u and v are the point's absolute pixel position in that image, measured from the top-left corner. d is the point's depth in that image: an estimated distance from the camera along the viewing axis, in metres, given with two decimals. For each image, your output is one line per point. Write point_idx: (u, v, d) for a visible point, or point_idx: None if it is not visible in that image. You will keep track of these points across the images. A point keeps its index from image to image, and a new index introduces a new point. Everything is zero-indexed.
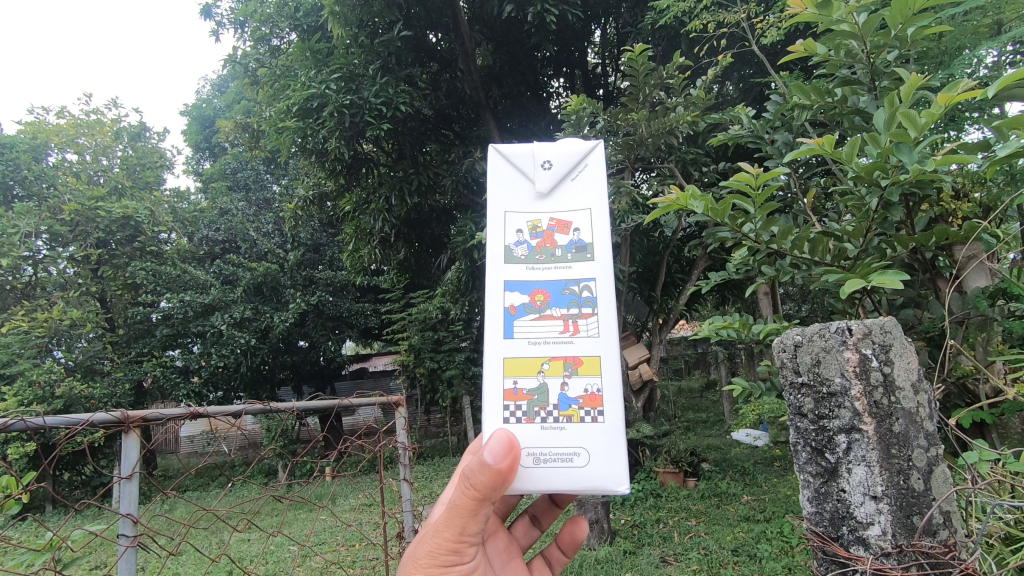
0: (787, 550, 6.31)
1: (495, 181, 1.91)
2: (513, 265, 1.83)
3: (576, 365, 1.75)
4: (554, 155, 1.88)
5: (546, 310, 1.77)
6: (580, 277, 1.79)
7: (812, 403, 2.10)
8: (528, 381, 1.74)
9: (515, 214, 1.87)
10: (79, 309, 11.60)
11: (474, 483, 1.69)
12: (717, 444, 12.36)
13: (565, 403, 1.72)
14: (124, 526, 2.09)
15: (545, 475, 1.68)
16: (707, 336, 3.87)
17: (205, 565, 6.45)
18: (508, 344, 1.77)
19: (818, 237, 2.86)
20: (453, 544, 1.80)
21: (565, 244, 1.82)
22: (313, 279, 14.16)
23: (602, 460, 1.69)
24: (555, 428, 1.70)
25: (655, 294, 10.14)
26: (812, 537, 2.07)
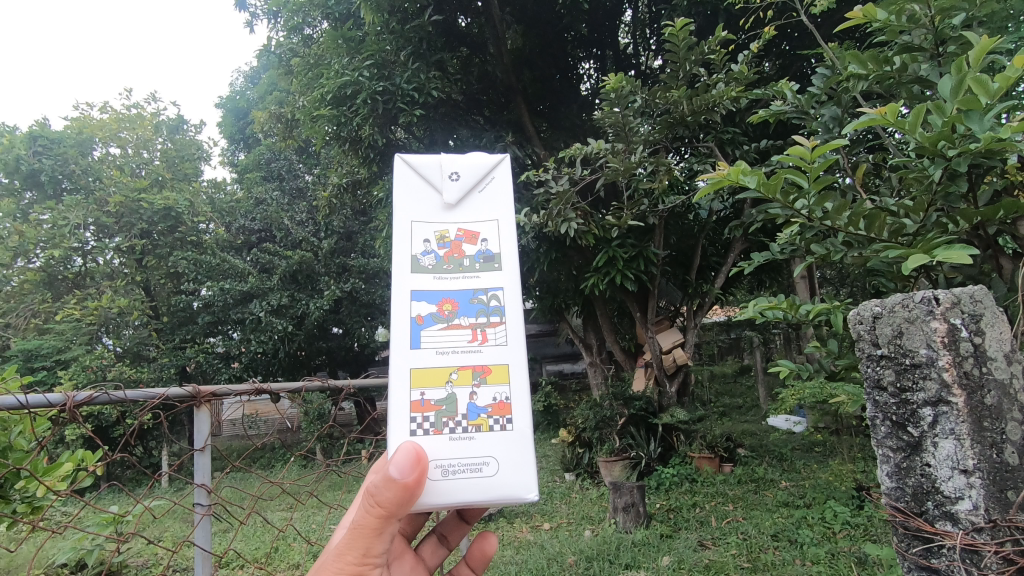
0: (830, 536, 6.22)
1: (402, 190, 1.89)
2: (421, 275, 1.81)
3: (485, 373, 1.76)
4: (463, 167, 1.92)
5: (454, 321, 1.78)
6: (488, 287, 1.83)
7: (894, 375, 2.06)
8: (436, 392, 1.72)
9: (422, 224, 1.86)
10: (126, 298, 12.10)
11: (376, 501, 1.63)
12: (753, 430, 12.13)
13: (474, 413, 1.72)
14: (199, 496, 2.18)
15: (454, 488, 1.65)
16: (751, 318, 3.79)
17: (253, 541, 6.68)
18: (415, 355, 1.74)
19: (875, 213, 2.75)
20: (356, 567, 1.71)
21: (472, 254, 1.85)
22: (346, 267, 14.34)
23: (511, 468, 1.70)
24: (464, 438, 1.69)
25: (690, 278, 9.98)
26: (892, 512, 2.08)
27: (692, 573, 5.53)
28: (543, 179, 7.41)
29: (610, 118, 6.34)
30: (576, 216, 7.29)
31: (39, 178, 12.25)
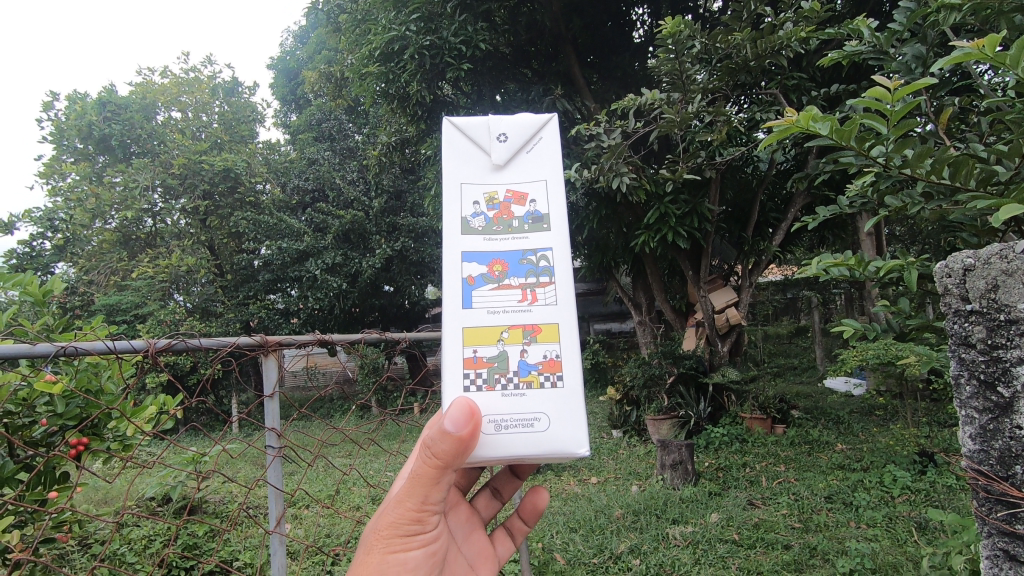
0: (887, 500, 6.07)
1: (451, 152, 1.91)
2: (471, 237, 1.83)
3: (535, 332, 1.76)
4: (510, 128, 1.91)
5: (504, 281, 1.79)
6: (537, 248, 1.82)
7: (985, 332, 2.06)
8: (488, 349, 1.73)
9: (471, 186, 1.88)
10: (192, 256, 12.80)
11: (433, 452, 1.63)
12: (808, 392, 11.82)
13: (525, 370, 1.73)
14: (269, 438, 2.31)
15: (508, 441, 1.66)
16: (814, 275, 3.59)
17: (315, 482, 7.13)
18: (466, 314, 1.76)
19: (962, 159, 2.51)
20: (415, 514, 1.73)
21: (522, 215, 1.85)
22: (396, 226, 14.47)
23: (563, 423, 1.69)
24: (516, 394, 1.70)
25: (746, 234, 9.59)
26: (974, 474, 2.12)
27: (741, 531, 5.52)
28: (594, 133, 7.19)
29: (666, 66, 6.03)
30: (628, 171, 7.07)
31: (110, 142, 12.82)
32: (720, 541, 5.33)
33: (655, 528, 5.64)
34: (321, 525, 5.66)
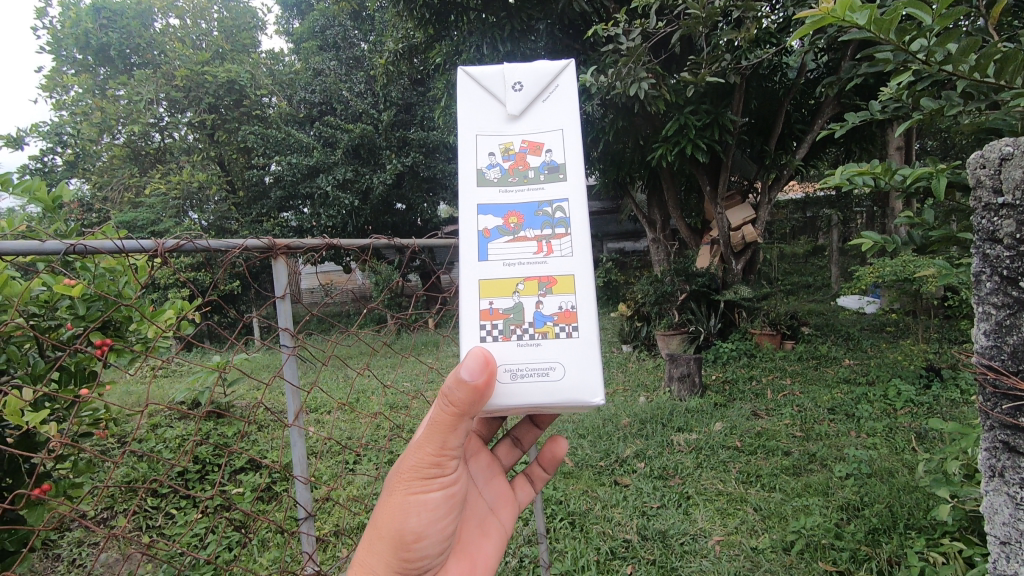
0: (889, 411, 6.24)
1: (467, 104, 1.97)
2: (487, 188, 1.90)
3: (551, 284, 1.83)
4: (525, 76, 1.94)
5: (519, 233, 1.86)
6: (552, 200, 1.88)
7: (1013, 226, 2.00)
8: (504, 301, 1.81)
9: (487, 137, 1.93)
10: (203, 172, 12.71)
11: (450, 401, 1.66)
12: (820, 310, 11.84)
13: (540, 321, 1.79)
14: (284, 338, 2.37)
15: (522, 390, 1.73)
16: (837, 185, 3.46)
17: (335, 389, 7.45)
18: (483, 266, 1.84)
19: (1011, 54, 2.33)
20: (434, 459, 1.74)
21: (537, 166, 1.91)
22: (407, 140, 14.10)
23: (578, 373, 1.76)
24: (531, 344, 1.76)
25: (768, 147, 9.23)
26: (984, 369, 2.14)
27: (743, 439, 5.74)
28: (612, 35, 6.75)
29: None
30: (648, 77, 6.70)
31: (108, 52, 12.37)
32: (723, 448, 5.55)
33: (661, 435, 5.89)
34: (343, 428, 5.99)
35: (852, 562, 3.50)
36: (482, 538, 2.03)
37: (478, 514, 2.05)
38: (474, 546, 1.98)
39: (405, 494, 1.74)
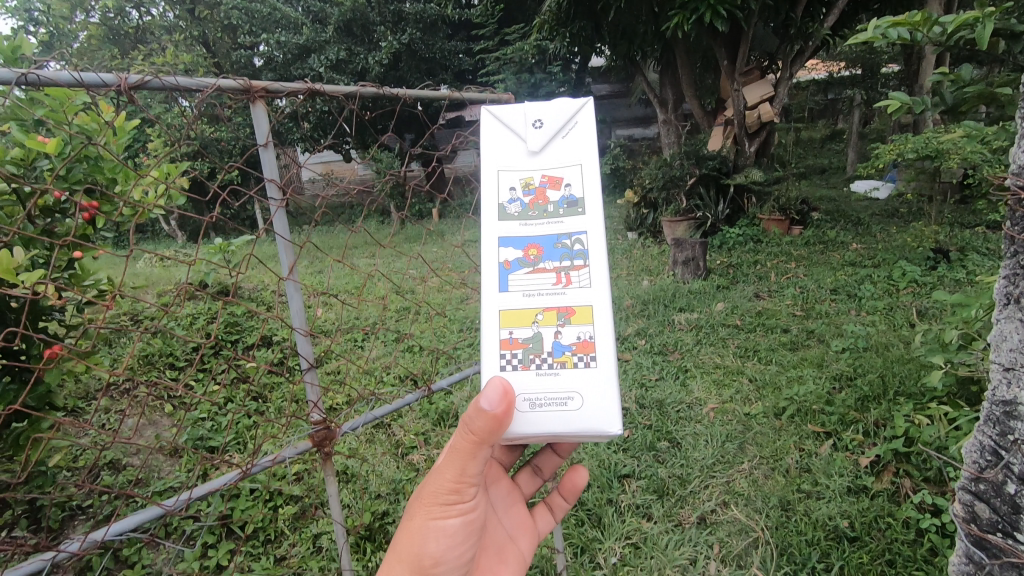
0: (891, 292, 6.25)
1: (489, 142, 1.88)
2: (507, 222, 1.82)
3: (569, 314, 1.74)
4: (546, 112, 1.86)
5: (539, 265, 1.78)
6: (571, 231, 1.79)
7: None
8: (523, 331, 1.74)
9: (508, 172, 1.86)
10: (188, 54, 11.96)
11: (472, 428, 1.56)
12: (832, 195, 11.52)
13: (559, 350, 1.71)
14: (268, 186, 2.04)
15: (540, 418, 1.66)
16: (867, 42, 3.13)
17: (341, 275, 7.50)
18: (503, 297, 1.77)
19: None
20: (453, 486, 1.62)
21: (556, 200, 1.82)
22: (402, 15, 13.05)
23: (597, 405, 1.67)
24: (550, 374, 1.69)
25: (794, 15, 8.48)
26: None
27: (744, 318, 5.83)
28: None
29: None
30: None
31: None
32: (723, 326, 5.66)
33: (662, 315, 5.97)
34: (351, 310, 6.10)
35: (839, 423, 3.66)
36: (500, 566, 1.92)
37: (497, 542, 1.94)
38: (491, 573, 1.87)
39: (425, 519, 1.63)
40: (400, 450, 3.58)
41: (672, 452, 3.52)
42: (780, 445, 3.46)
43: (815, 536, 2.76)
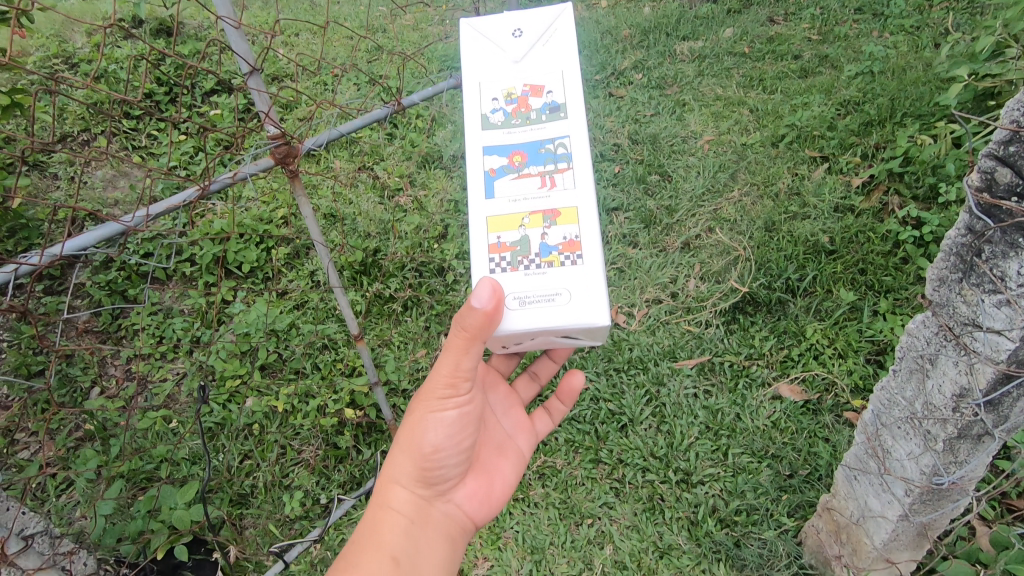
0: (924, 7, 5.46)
1: (469, 58, 1.58)
2: (488, 131, 1.52)
3: (555, 215, 1.45)
4: (526, 19, 1.57)
5: (524, 171, 1.48)
6: (554, 135, 1.49)
7: None
8: (509, 234, 1.45)
9: (487, 81, 1.55)
10: None
11: (467, 325, 1.30)
12: None
13: (546, 251, 1.43)
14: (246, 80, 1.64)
15: (528, 320, 1.39)
16: None
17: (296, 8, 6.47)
18: (490, 204, 1.47)
19: None
20: (448, 381, 1.40)
21: (539, 106, 1.52)
22: None
23: (589, 301, 1.40)
24: (536, 274, 1.41)
25: None
26: None
27: (754, 43, 5.20)
28: None
29: None
30: None
31: None
32: (729, 53, 5.08)
33: (663, 42, 5.31)
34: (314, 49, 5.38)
35: (839, 149, 3.51)
36: (499, 464, 1.69)
37: (494, 440, 1.71)
38: (491, 471, 1.65)
39: (427, 406, 1.44)
40: (385, 191, 3.47)
41: (663, 185, 3.40)
42: (772, 171, 3.35)
43: (795, 251, 2.79)
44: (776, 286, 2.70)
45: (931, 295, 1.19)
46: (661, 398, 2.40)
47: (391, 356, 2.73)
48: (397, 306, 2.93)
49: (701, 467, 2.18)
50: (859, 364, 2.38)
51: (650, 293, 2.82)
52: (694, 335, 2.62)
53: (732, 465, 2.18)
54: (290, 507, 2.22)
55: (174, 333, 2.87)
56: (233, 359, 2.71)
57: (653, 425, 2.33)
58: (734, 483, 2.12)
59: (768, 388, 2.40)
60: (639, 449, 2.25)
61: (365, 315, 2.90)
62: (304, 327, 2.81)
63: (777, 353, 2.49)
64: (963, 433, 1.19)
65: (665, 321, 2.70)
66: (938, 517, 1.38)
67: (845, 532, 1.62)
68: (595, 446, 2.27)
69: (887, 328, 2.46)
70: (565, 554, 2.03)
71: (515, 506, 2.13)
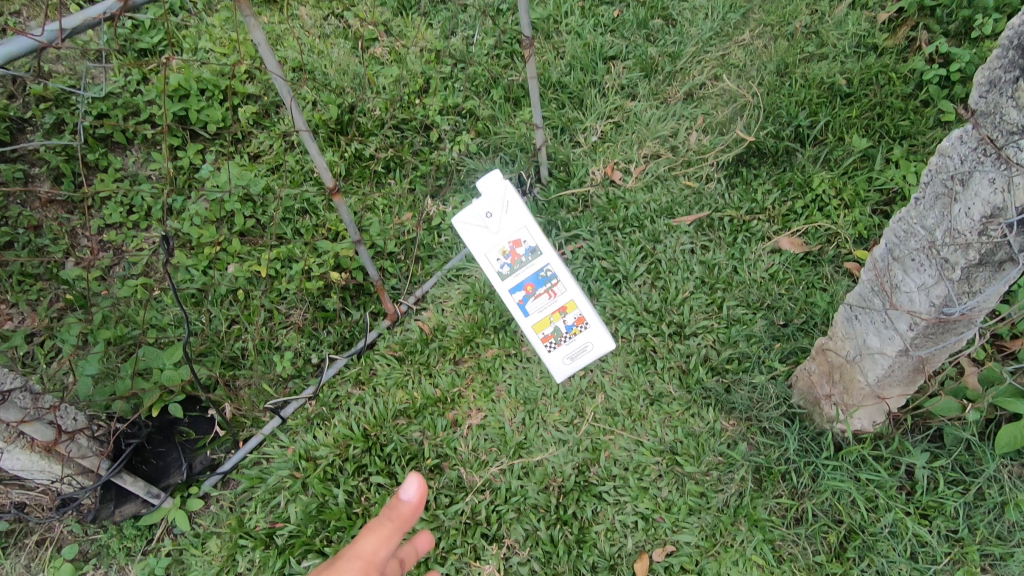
0: None
1: (469, 241, 1.99)
2: (503, 281, 2.00)
3: (564, 309, 2.02)
4: (487, 203, 1.97)
5: (536, 293, 2.01)
6: (543, 267, 2.00)
7: None
8: (544, 326, 2.01)
9: (485, 254, 1.99)
10: None
11: (395, 510, 1.17)
12: None
13: (568, 327, 2.02)
14: None
15: (574, 364, 2.03)
16: None
17: None
18: (526, 319, 2.02)
19: None
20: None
21: (525, 251, 2.00)
22: None
23: (600, 332, 2.02)
24: (570, 348, 2.02)
25: None
26: None
27: None
28: None
29: None
30: None
31: None
32: None
33: None
34: None
35: None
36: None
37: None
38: None
39: None
40: (357, 38, 3.06)
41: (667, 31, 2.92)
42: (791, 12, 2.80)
43: (808, 97, 2.54)
44: (784, 135, 2.50)
45: (975, 103, 1.04)
46: (657, 255, 2.32)
47: (375, 220, 2.53)
48: (378, 167, 2.71)
49: (695, 320, 2.14)
50: (865, 214, 2.28)
51: (648, 149, 2.63)
52: (694, 191, 2.49)
53: (726, 317, 2.14)
54: (280, 367, 2.19)
55: (143, 201, 2.69)
56: (208, 225, 2.56)
57: (648, 282, 2.27)
58: (727, 334, 2.09)
59: (768, 242, 2.31)
60: (633, 305, 2.19)
61: (345, 178, 2.69)
62: (281, 191, 2.63)
63: (780, 207, 2.38)
64: (984, 260, 1.12)
65: (663, 177, 2.55)
66: (938, 350, 1.36)
67: (838, 371, 1.65)
68: (587, 303, 2.22)
69: (899, 174, 2.31)
70: (556, 403, 2.03)
71: (508, 361, 2.13)
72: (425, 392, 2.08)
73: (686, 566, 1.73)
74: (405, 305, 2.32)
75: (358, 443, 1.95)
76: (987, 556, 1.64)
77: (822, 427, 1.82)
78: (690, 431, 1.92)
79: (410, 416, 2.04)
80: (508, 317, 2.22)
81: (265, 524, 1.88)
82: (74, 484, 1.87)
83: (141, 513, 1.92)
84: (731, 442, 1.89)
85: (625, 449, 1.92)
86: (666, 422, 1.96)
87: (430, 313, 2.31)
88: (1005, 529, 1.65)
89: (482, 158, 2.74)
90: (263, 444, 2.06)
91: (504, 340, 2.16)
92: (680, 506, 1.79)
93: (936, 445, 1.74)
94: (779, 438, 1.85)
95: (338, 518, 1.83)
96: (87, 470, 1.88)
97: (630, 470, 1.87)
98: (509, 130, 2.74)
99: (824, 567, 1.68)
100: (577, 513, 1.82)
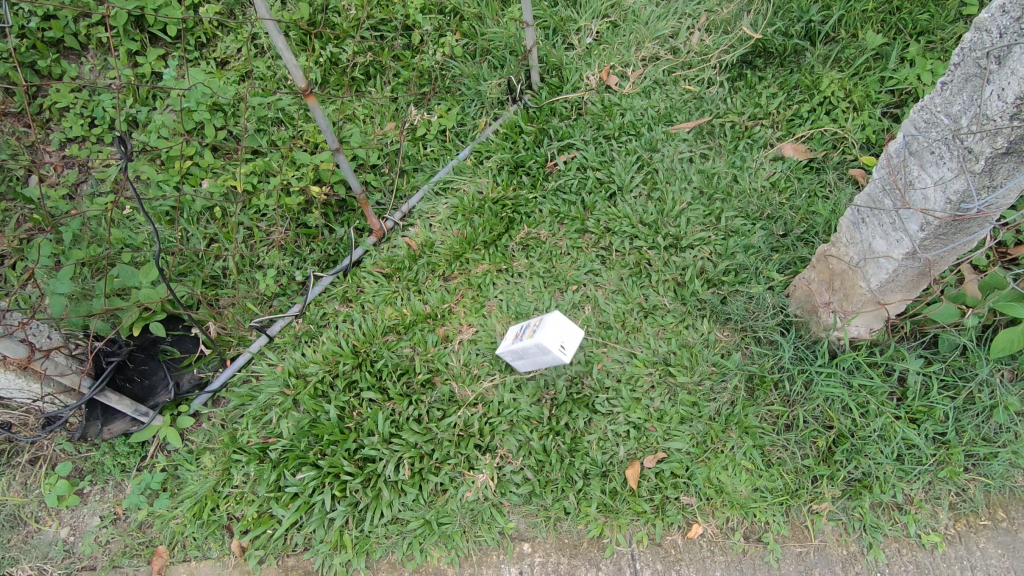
0: None
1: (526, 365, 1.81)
2: (521, 351, 1.73)
3: (528, 324, 1.71)
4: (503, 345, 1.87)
5: (524, 334, 1.73)
6: (517, 333, 1.80)
7: None
8: (524, 340, 1.70)
9: (522, 360, 1.78)
10: None
11: None
12: None
13: (531, 328, 1.69)
14: None
15: (546, 333, 1.63)
16: None
17: None
18: (533, 347, 1.67)
19: None
20: None
21: (514, 336, 1.80)
22: None
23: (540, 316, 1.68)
24: (539, 340, 1.64)
25: None
26: None
27: None
28: None
29: None
30: None
31: None
32: None
33: None
34: None
35: None
36: None
37: None
38: None
39: None
40: None
41: None
42: None
43: None
44: (793, 32, 2.32)
45: None
46: (654, 164, 2.20)
47: (356, 131, 2.37)
48: (356, 73, 2.51)
49: (692, 232, 2.06)
50: (874, 118, 2.16)
51: (647, 50, 2.44)
52: (694, 96, 2.34)
53: (724, 228, 2.06)
54: (263, 284, 2.12)
55: (104, 112, 2.49)
56: (177, 138, 2.40)
57: (644, 193, 2.17)
58: (724, 246, 2.02)
59: (770, 149, 2.20)
60: (628, 217, 2.11)
61: (322, 86, 2.50)
62: (253, 99, 2.45)
63: (785, 112, 2.24)
64: (1011, 147, 1.11)
65: (662, 82, 2.38)
66: (946, 252, 1.37)
67: (839, 278, 1.65)
68: (581, 216, 2.13)
69: (913, 73, 2.17)
70: (548, 317, 1.99)
71: (499, 278, 2.08)
72: (414, 308, 2.03)
73: (677, 472, 1.73)
74: (391, 221, 2.22)
75: (347, 359, 1.91)
76: (971, 455, 1.68)
77: (818, 335, 1.81)
78: (684, 343, 1.90)
79: (400, 332, 1.99)
80: (499, 233, 2.14)
81: (257, 439, 1.86)
82: (57, 402, 1.85)
83: (132, 430, 1.91)
84: (725, 352, 1.87)
85: (618, 361, 1.90)
86: (660, 334, 1.93)
87: (418, 229, 2.22)
88: (991, 430, 1.69)
89: (468, 62, 2.53)
90: (251, 362, 2.02)
91: (494, 257, 2.11)
92: (672, 415, 1.79)
93: (930, 351, 1.77)
94: (773, 347, 1.84)
95: (331, 433, 1.81)
96: (69, 389, 1.84)
97: (623, 381, 1.86)
98: (497, 30, 2.53)
99: (812, 470, 1.70)
100: (570, 424, 1.81)
